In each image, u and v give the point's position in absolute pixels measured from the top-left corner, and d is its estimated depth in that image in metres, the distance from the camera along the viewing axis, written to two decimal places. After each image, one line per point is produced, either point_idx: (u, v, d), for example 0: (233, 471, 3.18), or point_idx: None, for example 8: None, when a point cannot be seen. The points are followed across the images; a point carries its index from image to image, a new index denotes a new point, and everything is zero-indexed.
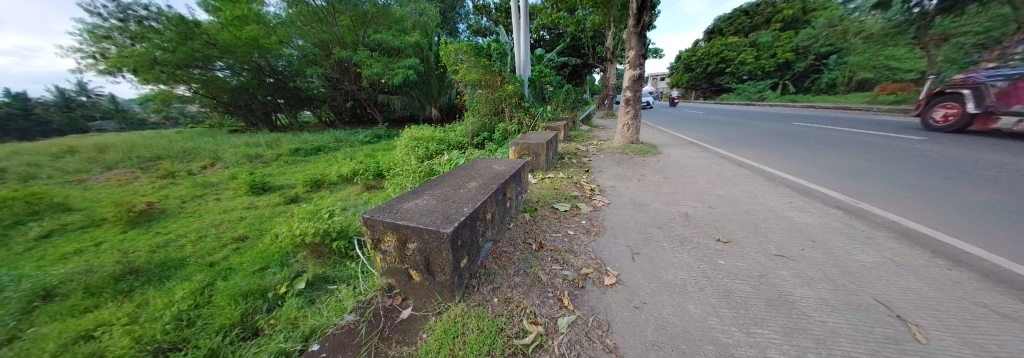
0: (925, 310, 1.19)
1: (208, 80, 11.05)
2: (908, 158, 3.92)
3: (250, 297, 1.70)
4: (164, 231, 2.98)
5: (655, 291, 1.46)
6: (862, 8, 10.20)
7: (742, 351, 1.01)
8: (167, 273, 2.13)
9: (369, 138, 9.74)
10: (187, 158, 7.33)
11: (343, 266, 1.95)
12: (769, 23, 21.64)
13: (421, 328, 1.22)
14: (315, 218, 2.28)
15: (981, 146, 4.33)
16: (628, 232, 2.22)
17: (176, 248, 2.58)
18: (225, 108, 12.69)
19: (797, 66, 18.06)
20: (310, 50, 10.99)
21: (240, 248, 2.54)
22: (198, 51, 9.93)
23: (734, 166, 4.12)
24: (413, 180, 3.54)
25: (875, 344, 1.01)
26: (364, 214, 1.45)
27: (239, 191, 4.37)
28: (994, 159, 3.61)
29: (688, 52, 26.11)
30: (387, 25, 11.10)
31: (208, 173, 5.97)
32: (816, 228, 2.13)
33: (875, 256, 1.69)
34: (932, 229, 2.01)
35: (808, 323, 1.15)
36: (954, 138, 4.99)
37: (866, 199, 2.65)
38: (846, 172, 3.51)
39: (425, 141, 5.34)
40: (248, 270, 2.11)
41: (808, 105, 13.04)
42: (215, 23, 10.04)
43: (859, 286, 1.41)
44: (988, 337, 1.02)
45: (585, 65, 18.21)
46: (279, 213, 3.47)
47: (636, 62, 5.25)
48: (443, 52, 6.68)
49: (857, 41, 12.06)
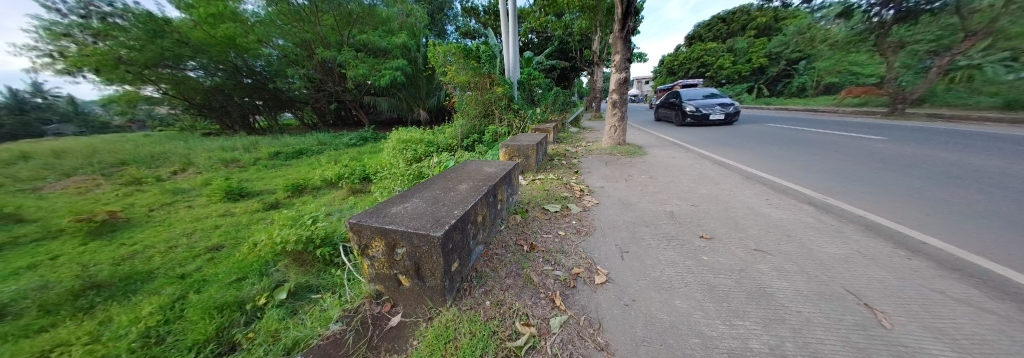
0: (889, 298, 1.28)
1: (179, 80, 10.40)
2: (875, 156, 4.17)
3: (225, 311, 1.59)
4: (129, 242, 2.76)
5: (643, 288, 1.49)
6: (826, 18, 10.53)
7: (726, 343, 1.05)
8: (133, 287, 1.97)
9: (354, 141, 9.54)
10: (156, 163, 6.83)
11: (328, 274, 1.88)
12: (745, 29, 22.96)
13: (411, 335, 1.19)
14: (297, 225, 2.18)
15: (937, 145, 4.68)
16: (617, 232, 2.26)
17: (143, 260, 2.40)
18: (199, 110, 11.99)
19: (770, 71, 19.16)
20: (291, 50, 10.67)
21: (215, 258, 2.40)
22: (169, 49, 9.35)
23: (715, 166, 4.29)
24: (401, 183, 3.48)
25: (847, 330, 1.09)
26: (350, 219, 1.40)
27: (214, 197, 4.12)
28: (952, 158, 3.88)
29: (670, 57, 27.14)
30: (374, 25, 10.86)
31: (179, 179, 5.61)
32: (790, 223, 2.24)
33: (843, 248, 1.81)
34: (894, 222, 2.16)
35: (785, 313, 1.21)
36: (911, 138, 5.37)
37: (835, 195, 2.82)
38: (821, 171, 3.67)
39: (414, 143, 5.22)
40: (224, 281, 1.99)
41: (786, 108, 13.86)
42: (188, 21, 9.51)
43: (831, 277, 1.49)
44: (947, 322, 1.10)
45: (574, 68, 18.62)
46: (258, 219, 3.32)
47: (622, 66, 5.42)
48: (432, 54, 6.63)
49: (824, 47, 12.86)
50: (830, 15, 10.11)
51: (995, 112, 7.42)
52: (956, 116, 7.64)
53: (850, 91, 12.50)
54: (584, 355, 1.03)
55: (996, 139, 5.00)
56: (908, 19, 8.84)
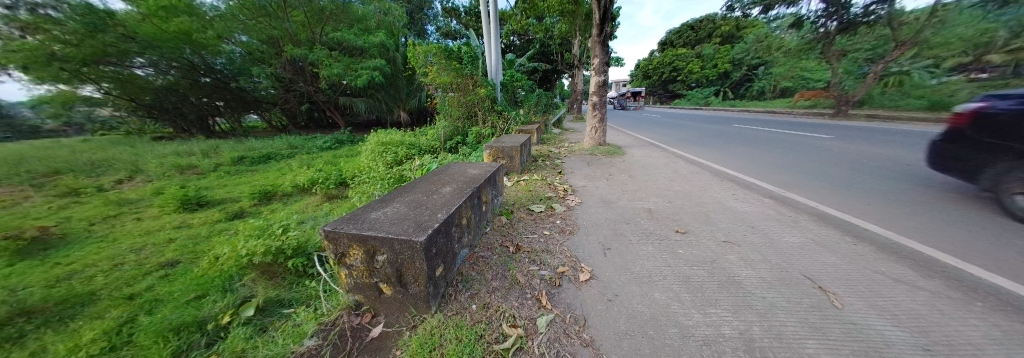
0: (838, 280, 1.44)
1: (124, 78, 9.33)
2: (823, 153, 4.63)
3: (181, 333, 1.43)
4: (65, 260, 2.43)
5: (625, 283, 1.55)
6: (781, 27, 11.58)
7: (701, 331, 1.12)
8: (71, 312, 1.74)
9: (329, 143, 9.10)
10: (98, 172, 6.07)
11: (300, 286, 1.77)
12: (711, 37, 24.70)
13: (394, 345, 1.16)
14: (265, 235, 2.03)
15: (875, 143, 5.27)
16: (600, 229, 2.33)
17: (82, 281, 2.12)
18: (148, 112, 10.83)
19: (734, 75, 20.75)
20: (256, 48, 9.94)
21: (170, 275, 2.19)
22: (113, 45, 8.35)
23: (688, 164, 4.56)
24: (382, 187, 3.35)
25: (805, 312, 1.21)
26: (325, 227, 1.34)
27: (167, 208, 3.73)
28: (888, 154, 4.37)
29: (645, 62, 28.54)
30: (349, 23, 10.35)
31: (125, 189, 5.02)
32: (754, 216, 2.44)
33: (799, 237, 2.00)
34: (842, 212, 2.40)
35: (752, 299, 1.31)
36: (852, 137, 6.04)
37: (791, 189, 3.10)
38: (780, 168, 4.01)
39: (395, 146, 5.08)
40: (181, 300, 1.81)
41: (748, 110, 15.11)
42: (134, 13, 8.52)
43: (789, 263, 1.64)
44: (887, 300, 1.25)
45: (555, 71, 19.04)
46: (220, 230, 3.05)
47: (601, 70, 5.62)
48: (412, 55, 6.46)
49: (779, 55, 14.12)
50: (784, 25, 11.08)
51: (921, 113, 8.48)
52: (890, 116, 8.67)
53: (803, 94, 13.79)
54: (571, 353, 1.05)
55: (922, 137, 5.72)
56: (849, 30, 9.86)
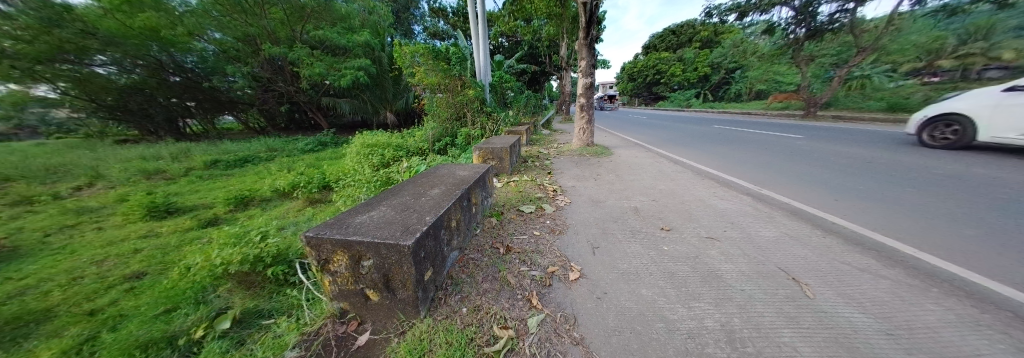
0: (809, 272, 1.53)
1: (82, 77, 8.65)
2: (795, 152, 4.90)
3: (147, 350, 1.32)
4: (14, 276, 2.22)
5: (613, 280, 1.59)
6: (755, 33, 12.21)
7: (685, 324, 1.17)
8: (21, 331, 1.59)
9: (311, 146, 8.79)
10: (52, 178, 5.60)
11: (281, 296, 1.70)
12: (691, 41, 25.64)
13: (382, 351, 1.14)
14: (242, 243, 1.93)
15: (841, 142, 5.63)
16: (588, 228, 2.38)
17: (35, 297, 1.94)
18: (110, 113, 10.08)
19: (713, 78, 21.63)
20: (231, 46, 9.45)
21: (137, 288, 2.05)
22: (71, 41, 7.74)
23: (671, 163, 4.72)
24: (368, 191, 3.27)
25: (781, 302, 1.28)
26: (307, 233, 1.30)
27: (131, 216, 3.48)
28: (853, 152, 4.69)
29: (630, 65, 29.30)
30: (331, 21, 10.01)
31: (85, 196, 4.66)
32: (733, 212, 2.55)
33: (773, 231, 2.12)
34: (811, 207, 2.56)
35: (732, 293, 1.38)
36: (821, 136, 6.44)
37: (766, 187, 3.27)
38: (756, 166, 4.22)
39: (381, 147, 4.97)
40: (149, 315, 1.70)
41: (726, 112, 15.81)
42: (96, 8, 7.83)
43: (766, 257, 1.74)
44: (853, 289, 1.35)
45: (543, 73, 19.19)
46: (192, 239, 2.88)
47: (587, 72, 5.73)
48: (398, 55, 6.32)
49: (754, 59, 14.87)
50: (758, 31, 11.65)
51: (880, 114, 9.15)
52: (854, 117, 9.30)
53: (776, 97, 14.59)
54: (561, 352, 1.07)
55: (881, 136, 6.17)
56: (816, 36, 10.49)
